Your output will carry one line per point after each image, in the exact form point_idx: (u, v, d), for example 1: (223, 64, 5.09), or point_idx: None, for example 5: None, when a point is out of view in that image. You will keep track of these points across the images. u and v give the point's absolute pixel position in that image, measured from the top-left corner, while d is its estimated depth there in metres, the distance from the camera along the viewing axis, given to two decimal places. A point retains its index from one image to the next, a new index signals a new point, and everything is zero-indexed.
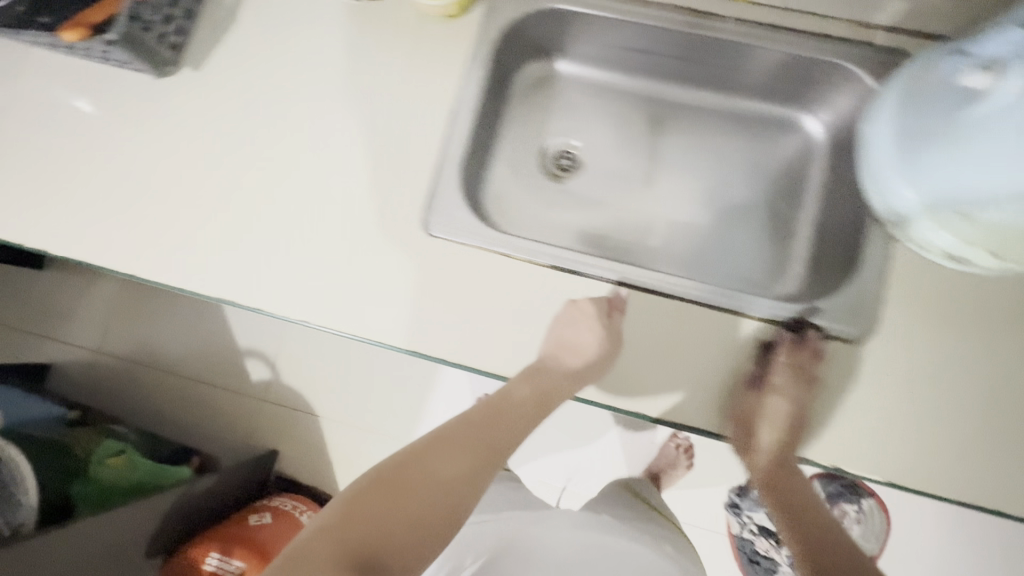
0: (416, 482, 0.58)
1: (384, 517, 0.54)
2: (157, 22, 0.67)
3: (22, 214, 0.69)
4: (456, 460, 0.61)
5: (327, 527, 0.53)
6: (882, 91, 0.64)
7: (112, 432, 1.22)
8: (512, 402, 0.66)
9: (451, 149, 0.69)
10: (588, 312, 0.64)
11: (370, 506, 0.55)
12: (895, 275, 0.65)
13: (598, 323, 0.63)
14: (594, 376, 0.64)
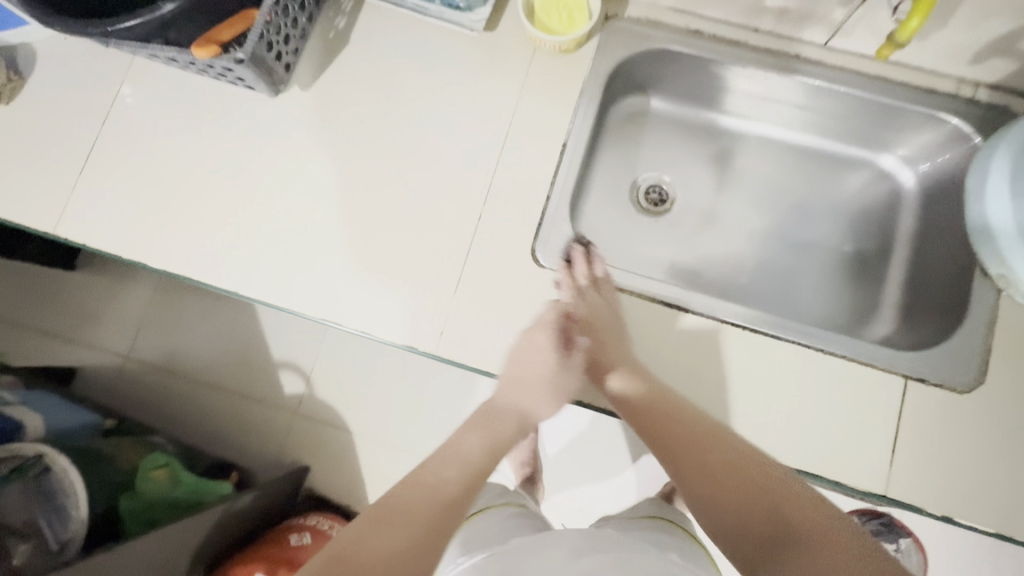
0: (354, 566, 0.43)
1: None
2: (278, 41, 0.68)
3: (148, 234, 0.71)
4: (397, 530, 0.46)
5: None
6: (989, 145, 0.66)
7: (151, 443, 1.19)
8: (475, 455, 0.56)
9: (560, 183, 0.70)
10: (543, 344, 0.64)
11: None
12: (1002, 327, 0.64)
13: (552, 354, 0.64)
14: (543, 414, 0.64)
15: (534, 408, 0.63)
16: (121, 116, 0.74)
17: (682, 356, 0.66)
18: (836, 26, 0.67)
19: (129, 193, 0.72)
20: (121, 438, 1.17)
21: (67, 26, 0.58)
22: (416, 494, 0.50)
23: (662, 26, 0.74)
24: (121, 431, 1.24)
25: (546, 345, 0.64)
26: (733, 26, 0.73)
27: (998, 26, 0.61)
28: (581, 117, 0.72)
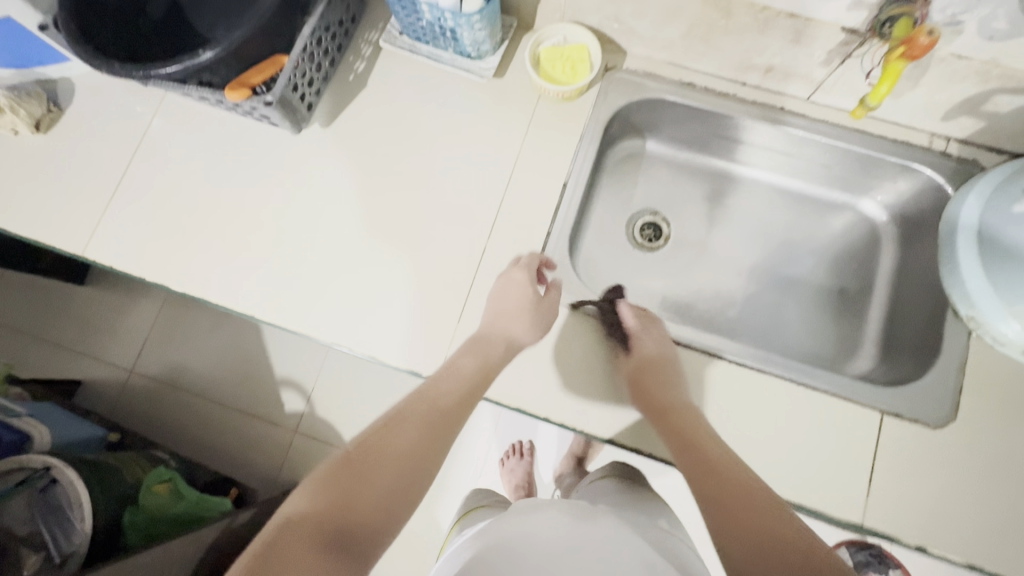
0: (363, 467, 0.53)
1: (342, 507, 0.50)
2: (303, 84, 0.74)
3: (171, 258, 0.75)
4: (404, 439, 0.56)
5: (298, 516, 0.48)
6: (959, 197, 0.71)
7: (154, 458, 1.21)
8: (460, 375, 0.63)
9: (560, 222, 0.75)
10: (519, 279, 0.69)
11: (321, 501, 0.50)
12: (972, 366, 0.68)
13: (530, 290, 0.68)
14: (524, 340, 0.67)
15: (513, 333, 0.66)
16: (151, 148, 0.79)
17: None
18: (818, 83, 0.73)
19: (155, 220, 0.77)
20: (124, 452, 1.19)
21: (114, 71, 0.64)
22: (414, 409, 0.60)
23: (657, 77, 0.79)
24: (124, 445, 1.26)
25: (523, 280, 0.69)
26: (723, 80, 0.79)
27: (963, 91, 0.66)
28: (581, 159, 0.77)
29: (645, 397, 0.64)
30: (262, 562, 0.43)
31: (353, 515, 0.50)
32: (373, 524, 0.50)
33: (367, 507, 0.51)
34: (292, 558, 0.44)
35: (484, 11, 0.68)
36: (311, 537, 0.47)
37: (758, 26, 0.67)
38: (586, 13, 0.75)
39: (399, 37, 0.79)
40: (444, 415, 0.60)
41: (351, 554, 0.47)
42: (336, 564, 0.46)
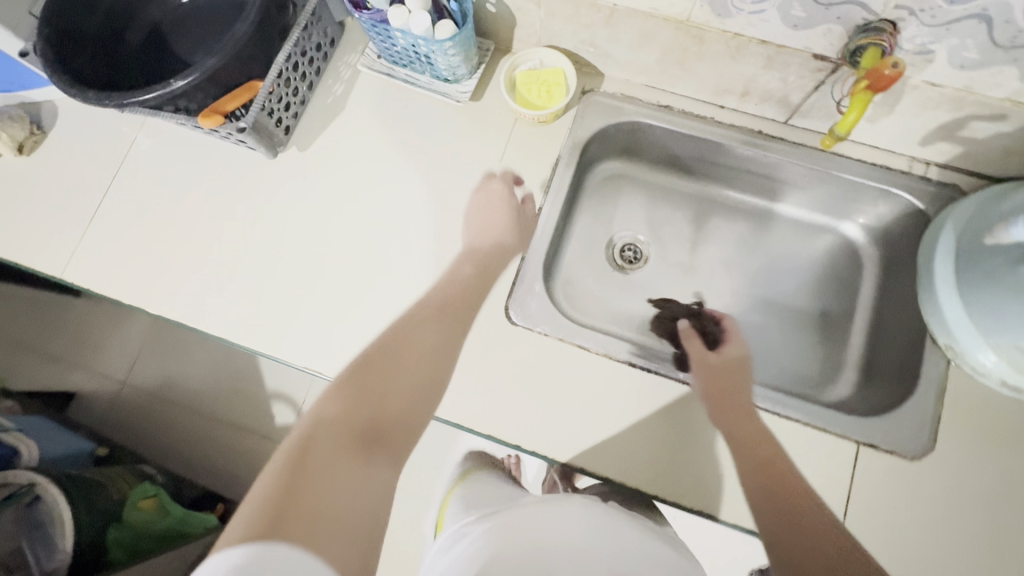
0: (381, 374, 0.56)
1: (367, 407, 0.52)
2: (280, 109, 0.75)
3: (147, 281, 0.76)
4: (421, 339, 0.61)
5: (335, 413, 0.51)
6: (938, 224, 0.70)
7: (142, 473, 1.21)
8: (461, 283, 0.69)
9: (534, 247, 0.75)
10: (498, 191, 0.75)
11: (346, 403, 0.52)
12: (950, 396, 0.67)
13: (507, 202, 0.74)
14: (511, 241, 0.73)
15: (495, 238, 0.72)
16: (132, 170, 0.80)
17: (643, 415, 0.69)
18: (794, 108, 0.72)
19: (134, 242, 0.77)
20: (111, 466, 1.20)
21: (88, 99, 0.65)
22: (423, 322, 0.62)
23: (634, 100, 0.79)
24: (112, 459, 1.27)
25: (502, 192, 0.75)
26: (701, 103, 0.78)
27: (939, 117, 0.65)
28: (556, 183, 0.77)
29: (724, 391, 0.67)
30: (300, 461, 0.45)
31: (378, 414, 0.53)
32: (395, 422, 0.53)
33: (390, 408, 0.54)
34: (328, 456, 0.47)
35: (457, 37, 0.68)
36: (342, 434, 0.49)
37: (730, 53, 0.67)
38: (561, 37, 0.75)
39: (377, 61, 0.79)
40: (449, 327, 0.63)
41: (380, 449, 0.50)
42: (369, 457, 0.49)
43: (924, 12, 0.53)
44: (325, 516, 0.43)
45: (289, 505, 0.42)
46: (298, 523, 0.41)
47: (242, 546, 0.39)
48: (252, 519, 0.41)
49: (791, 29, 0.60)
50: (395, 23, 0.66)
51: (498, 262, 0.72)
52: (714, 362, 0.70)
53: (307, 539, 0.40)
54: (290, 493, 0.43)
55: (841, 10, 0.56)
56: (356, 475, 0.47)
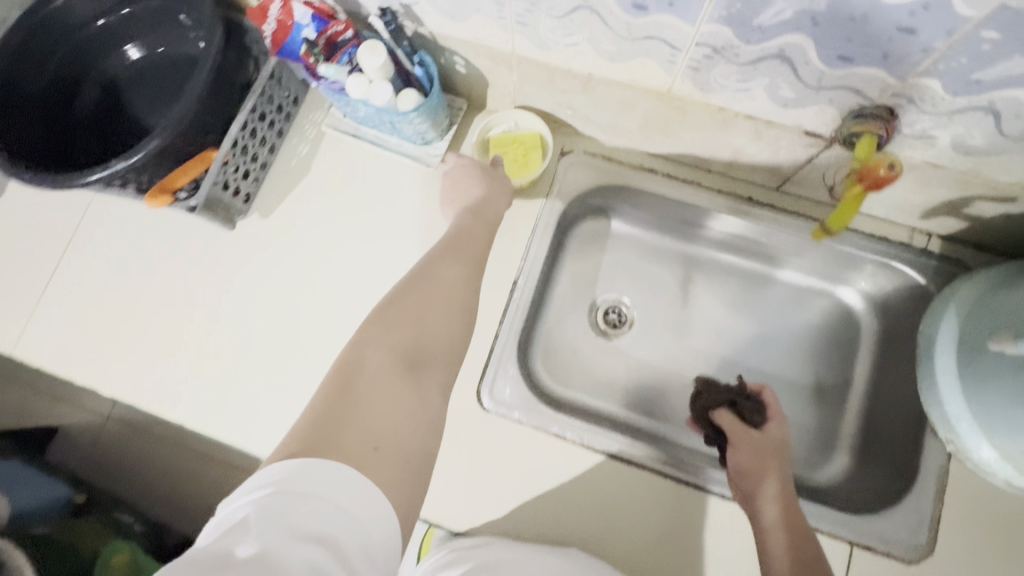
0: (417, 304, 0.53)
1: (408, 335, 0.51)
2: (235, 178, 0.71)
3: (99, 358, 0.71)
4: (452, 270, 0.58)
5: (374, 338, 0.50)
6: (938, 304, 0.65)
7: (118, 523, 1.14)
8: (460, 227, 0.63)
9: (509, 324, 0.71)
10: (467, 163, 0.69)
11: (387, 330, 0.51)
12: (952, 493, 0.63)
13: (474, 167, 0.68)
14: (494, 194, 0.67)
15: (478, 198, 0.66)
16: (85, 237, 0.76)
17: (619, 509, 0.65)
18: (786, 177, 0.68)
19: (87, 316, 0.73)
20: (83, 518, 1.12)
21: (25, 180, 0.61)
22: (450, 255, 0.59)
23: (617, 163, 0.75)
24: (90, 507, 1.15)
25: (468, 161, 0.69)
26: (688, 167, 0.74)
27: (942, 195, 0.60)
28: (532, 254, 0.73)
29: (760, 466, 0.62)
30: (345, 385, 0.45)
31: (419, 343, 0.51)
32: (438, 352, 0.52)
33: (431, 339, 0.52)
34: (374, 381, 0.46)
35: (422, 108, 0.64)
36: (385, 359, 0.48)
37: (716, 124, 0.62)
38: (537, 99, 0.70)
39: (343, 120, 0.75)
40: (475, 260, 0.60)
41: (424, 377, 0.49)
42: (414, 385, 0.48)
43: (925, 101, 0.48)
44: (373, 437, 0.43)
45: (337, 425, 0.42)
46: (348, 442, 0.41)
47: (290, 462, 0.39)
48: (301, 437, 0.41)
49: (781, 107, 0.55)
50: (354, 93, 0.61)
51: (494, 208, 0.66)
52: (755, 444, 0.64)
53: (356, 456, 0.41)
54: (336, 416, 0.43)
55: (834, 93, 0.50)
56: (402, 401, 0.46)
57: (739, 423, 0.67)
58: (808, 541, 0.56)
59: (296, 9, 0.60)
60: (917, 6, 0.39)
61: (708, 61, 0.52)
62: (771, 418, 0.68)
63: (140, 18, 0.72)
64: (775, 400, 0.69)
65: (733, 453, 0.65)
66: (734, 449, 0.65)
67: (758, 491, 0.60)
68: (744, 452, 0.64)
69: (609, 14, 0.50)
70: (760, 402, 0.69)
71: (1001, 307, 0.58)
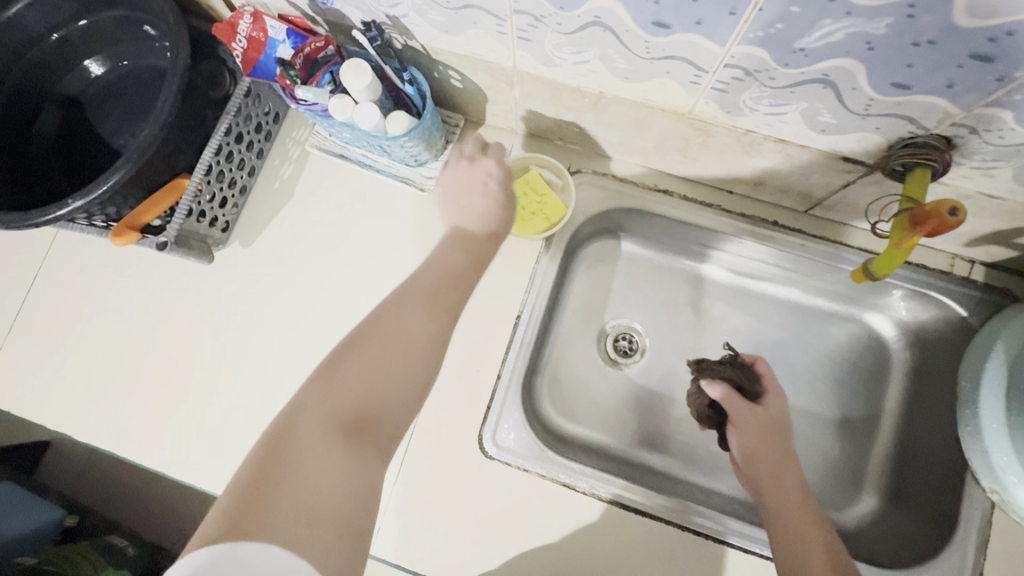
0: (368, 345, 0.47)
1: (356, 386, 0.45)
2: (212, 206, 0.65)
3: (73, 401, 0.66)
4: (418, 305, 0.51)
5: (316, 394, 0.44)
6: (981, 340, 0.59)
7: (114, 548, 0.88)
8: (452, 267, 0.55)
9: (513, 361, 0.65)
10: (486, 175, 0.63)
11: (332, 384, 0.45)
12: (996, 545, 0.57)
13: (492, 184, 0.62)
14: (495, 224, 0.60)
15: (478, 219, 0.60)
16: (57, 270, 0.71)
17: (633, 566, 0.60)
18: (816, 201, 0.62)
19: (62, 356, 0.68)
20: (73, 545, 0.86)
21: None
22: (422, 293, 0.52)
23: (628, 184, 0.69)
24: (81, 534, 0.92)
25: (497, 172, 0.63)
26: (706, 188, 0.68)
27: (992, 224, 0.55)
28: (537, 284, 0.67)
29: (763, 446, 0.59)
30: (275, 451, 0.40)
31: (369, 398, 0.45)
32: (394, 406, 0.46)
33: (388, 393, 0.46)
34: (306, 446, 0.40)
35: (414, 131, 0.57)
36: (324, 419, 0.42)
37: (741, 147, 0.55)
38: (542, 115, 0.64)
39: (329, 139, 0.69)
40: (455, 300, 0.53)
41: (370, 435, 0.43)
42: (356, 447, 0.42)
43: (990, 132, 0.42)
44: (303, 512, 0.37)
45: (258, 502, 0.37)
46: (274, 518, 0.36)
47: (209, 549, 0.34)
48: (220, 519, 0.36)
49: (817, 132, 0.49)
50: (338, 116, 0.54)
51: (491, 245, 0.59)
52: (759, 424, 0.61)
53: (282, 536, 0.35)
54: (259, 490, 0.37)
55: (882, 121, 0.45)
56: (339, 467, 0.40)
57: (739, 397, 0.63)
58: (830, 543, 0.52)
59: (269, 23, 0.55)
60: (997, 33, 0.33)
61: (738, 83, 0.46)
62: (768, 391, 0.64)
63: (100, 29, 0.65)
64: (770, 372, 0.66)
65: (736, 435, 0.62)
66: (738, 427, 0.62)
67: (761, 470, 0.58)
68: (749, 432, 0.61)
69: (625, 32, 0.44)
70: (754, 375, 0.65)
71: None
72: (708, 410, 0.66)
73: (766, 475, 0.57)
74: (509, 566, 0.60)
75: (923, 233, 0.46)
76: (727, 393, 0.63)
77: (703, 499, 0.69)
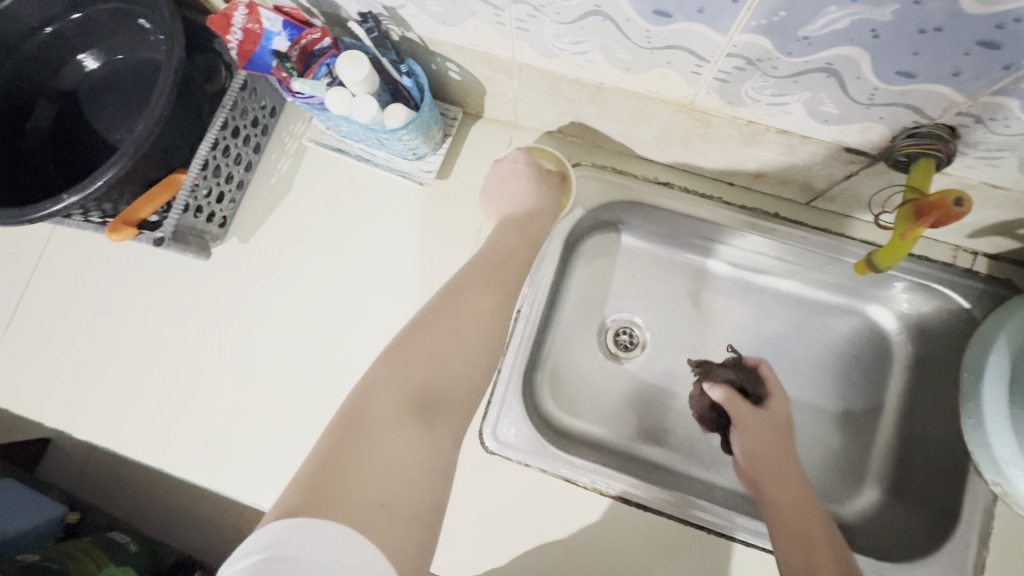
0: (434, 332, 0.46)
1: (425, 368, 0.44)
2: (209, 202, 0.64)
3: (72, 399, 0.66)
4: (481, 290, 0.51)
5: (388, 370, 0.43)
6: (984, 332, 0.59)
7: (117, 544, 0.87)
8: (501, 247, 0.57)
9: (514, 356, 0.65)
10: (516, 163, 0.64)
11: (404, 369, 0.43)
12: (997, 536, 0.58)
13: (525, 169, 0.64)
14: (541, 206, 0.62)
15: (522, 204, 0.62)
16: (54, 267, 0.71)
17: (634, 560, 0.60)
18: (818, 193, 0.61)
19: (60, 354, 0.68)
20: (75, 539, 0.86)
21: None
22: (473, 283, 0.52)
23: (628, 177, 0.69)
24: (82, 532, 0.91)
25: (523, 158, 0.64)
26: (707, 180, 0.68)
27: (996, 215, 0.54)
28: (537, 279, 0.67)
29: (767, 448, 0.59)
30: (352, 428, 0.39)
31: (436, 383, 0.44)
32: (460, 395, 0.44)
33: (453, 379, 0.45)
34: (381, 427, 0.39)
35: (412, 124, 0.57)
36: (397, 401, 0.41)
37: (742, 138, 0.55)
38: (542, 107, 0.63)
39: (326, 133, 0.69)
40: (510, 280, 0.54)
41: (441, 415, 0.42)
42: (430, 423, 0.41)
43: (996, 121, 0.42)
44: (379, 491, 0.36)
45: (337, 477, 0.36)
46: (354, 493, 0.35)
47: (283, 523, 0.33)
48: (298, 489, 0.36)
49: (821, 123, 0.48)
50: (335, 110, 0.53)
51: (540, 224, 0.61)
52: (760, 427, 0.61)
53: (357, 512, 0.35)
54: (337, 463, 0.37)
55: (886, 110, 0.44)
56: (415, 444, 0.39)
57: (741, 400, 0.63)
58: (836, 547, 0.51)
59: (264, 15, 0.54)
60: (1005, 19, 0.33)
61: (740, 73, 0.45)
62: (770, 394, 0.64)
63: (94, 22, 0.64)
64: (774, 373, 0.65)
65: (738, 437, 0.62)
66: (739, 430, 0.62)
67: (761, 470, 0.58)
68: (750, 434, 0.61)
69: (625, 21, 0.43)
70: (757, 376, 0.65)
71: None
72: (710, 412, 0.66)
73: (767, 474, 0.57)
74: (511, 562, 0.60)
75: (928, 224, 0.45)
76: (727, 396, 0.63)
77: (704, 493, 0.68)
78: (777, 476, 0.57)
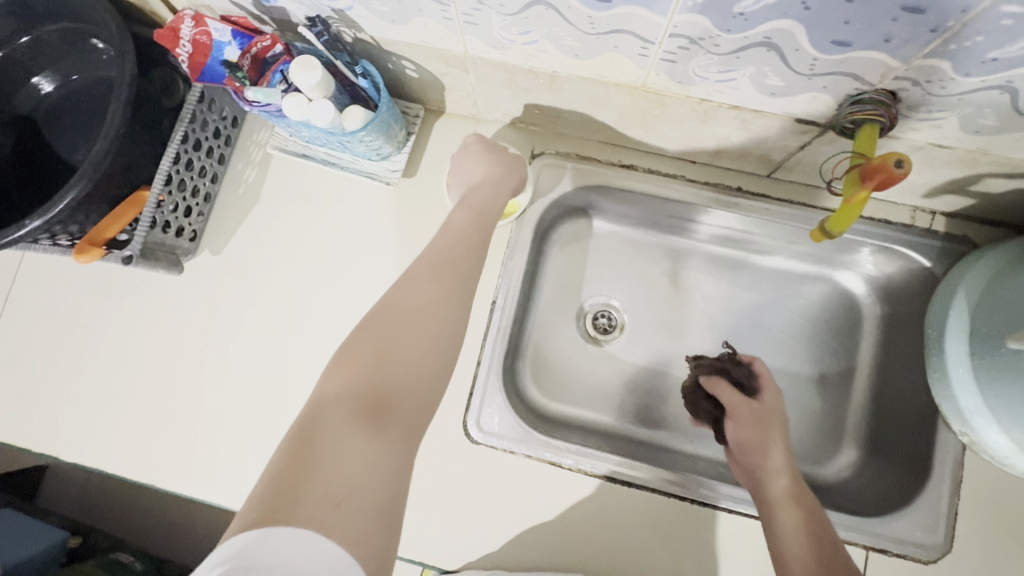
0: (378, 329, 0.45)
1: (376, 368, 0.43)
2: (177, 217, 0.64)
3: (58, 424, 0.66)
4: (430, 282, 0.49)
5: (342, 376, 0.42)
6: (943, 290, 0.61)
7: (120, 565, 0.87)
8: (456, 228, 0.56)
9: (493, 346, 0.66)
10: (470, 146, 0.65)
11: (352, 374, 0.42)
12: (967, 479, 0.60)
13: (478, 151, 0.64)
14: (500, 182, 0.62)
15: (481, 178, 0.62)
16: (30, 294, 0.70)
17: (622, 533, 0.61)
18: (777, 164, 0.63)
19: (42, 381, 0.68)
20: (76, 563, 0.85)
21: None
22: (423, 270, 0.50)
23: (591, 162, 0.70)
24: (83, 555, 0.90)
25: (474, 140, 0.65)
26: (670, 159, 0.69)
27: (946, 174, 0.56)
28: (509, 270, 0.68)
29: (765, 439, 0.59)
30: (305, 440, 0.37)
31: (387, 382, 0.42)
32: (410, 391, 0.43)
33: (403, 378, 0.43)
34: (336, 437, 0.38)
35: (371, 125, 0.57)
36: (349, 411, 0.40)
37: (697, 116, 0.56)
38: (501, 99, 0.64)
39: (290, 139, 0.68)
40: (462, 264, 0.52)
41: (392, 418, 0.41)
42: (381, 429, 0.40)
43: (932, 82, 0.43)
44: (332, 496, 0.35)
45: (293, 488, 0.34)
46: (309, 503, 0.34)
47: (244, 536, 0.32)
48: (256, 505, 0.34)
49: (769, 96, 0.49)
50: (293, 115, 0.53)
51: (497, 194, 0.61)
52: (754, 414, 0.61)
53: (316, 519, 0.33)
54: (291, 474, 0.35)
55: (828, 79, 0.45)
56: (366, 452, 0.38)
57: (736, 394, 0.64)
58: (821, 529, 0.51)
59: (212, 26, 0.54)
60: None
61: (685, 53, 0.46)
62: (764, 387, 0.65)
63: (45, 44, 0.64)
64: (767, 370, 0.67)
65: (733, 427, 0.62)
66: (733, 421, 0.62)
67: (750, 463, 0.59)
68: (745, 423, 0.61)
69: (568, 8, 0.44)
70: (751, 372, 0.66)
71: (1008, 291, 0.55)
72: (704, 403, 0.67)
73: (762, 463, 0.58)
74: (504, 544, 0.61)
75: (873, 187, 0.46)
76: (722, 386, 0.64)
77: (690, 466, 0.70)
78: (771, 468, 0.57)
